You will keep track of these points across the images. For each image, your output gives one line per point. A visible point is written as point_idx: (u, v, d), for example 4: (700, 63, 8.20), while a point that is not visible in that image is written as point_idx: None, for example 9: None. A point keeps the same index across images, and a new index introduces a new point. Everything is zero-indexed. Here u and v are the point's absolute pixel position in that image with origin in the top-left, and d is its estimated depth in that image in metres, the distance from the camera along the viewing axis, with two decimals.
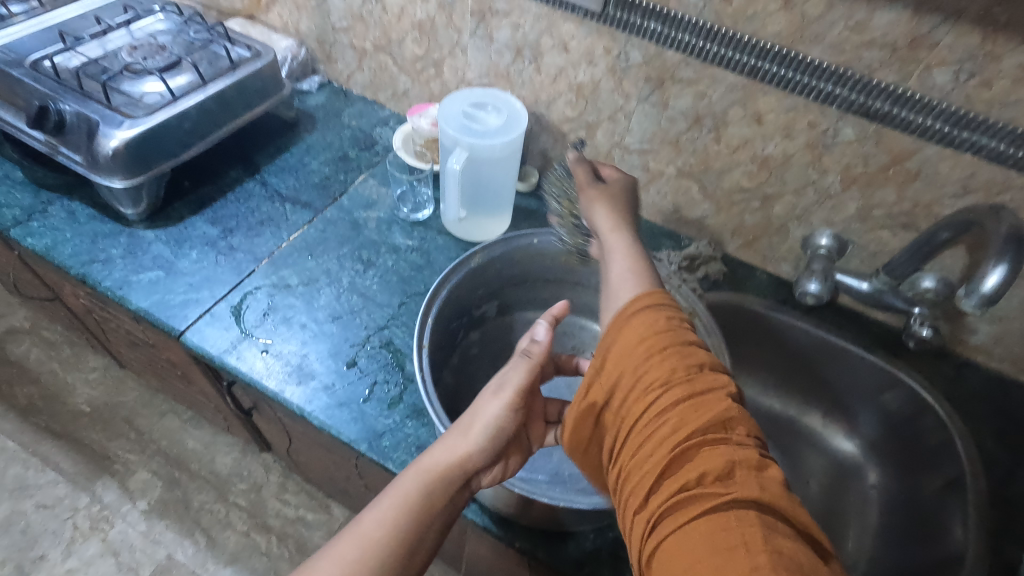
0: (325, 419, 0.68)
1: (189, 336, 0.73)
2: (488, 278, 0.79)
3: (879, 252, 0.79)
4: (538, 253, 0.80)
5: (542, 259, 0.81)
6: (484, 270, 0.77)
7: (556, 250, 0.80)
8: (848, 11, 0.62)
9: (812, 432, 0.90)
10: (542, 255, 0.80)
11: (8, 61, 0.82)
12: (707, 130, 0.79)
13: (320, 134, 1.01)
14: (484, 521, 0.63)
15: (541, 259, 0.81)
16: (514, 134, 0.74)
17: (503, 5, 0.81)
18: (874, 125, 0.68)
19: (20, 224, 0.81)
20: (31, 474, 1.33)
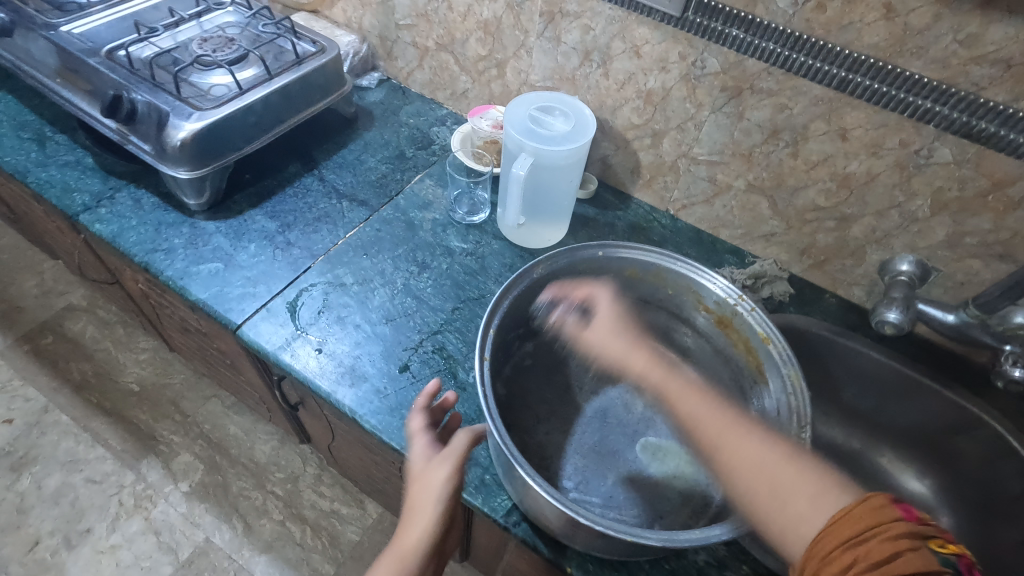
0: (376, 423, 0.67)
1: (245, 329, 0.73)
2: (548, 290, 0.75)
3: (966, 282, 0.73)
4: (601, 264, 0.76)
5: (605, 272, 0.77)
6: (545, 282, 0.73)
7: (619, 262, 0.76)
8: (958, 24, 0.57)
9: (877, 468, 0.84)
10: (604, 268, 0.76)
11: (85, 50, 0.84)
12: (784, 144, 0.75)
13: (378, 132, 1.01)
14: (536, 543, 0.61)
15: (603, 272, 0.77)
16: (581, 141, 0.72)
17: (575, 7, 0.79)
18: (975, 147, 0.63)
19: (89, 209, 0.83)
20: (81, 449, 1.37)
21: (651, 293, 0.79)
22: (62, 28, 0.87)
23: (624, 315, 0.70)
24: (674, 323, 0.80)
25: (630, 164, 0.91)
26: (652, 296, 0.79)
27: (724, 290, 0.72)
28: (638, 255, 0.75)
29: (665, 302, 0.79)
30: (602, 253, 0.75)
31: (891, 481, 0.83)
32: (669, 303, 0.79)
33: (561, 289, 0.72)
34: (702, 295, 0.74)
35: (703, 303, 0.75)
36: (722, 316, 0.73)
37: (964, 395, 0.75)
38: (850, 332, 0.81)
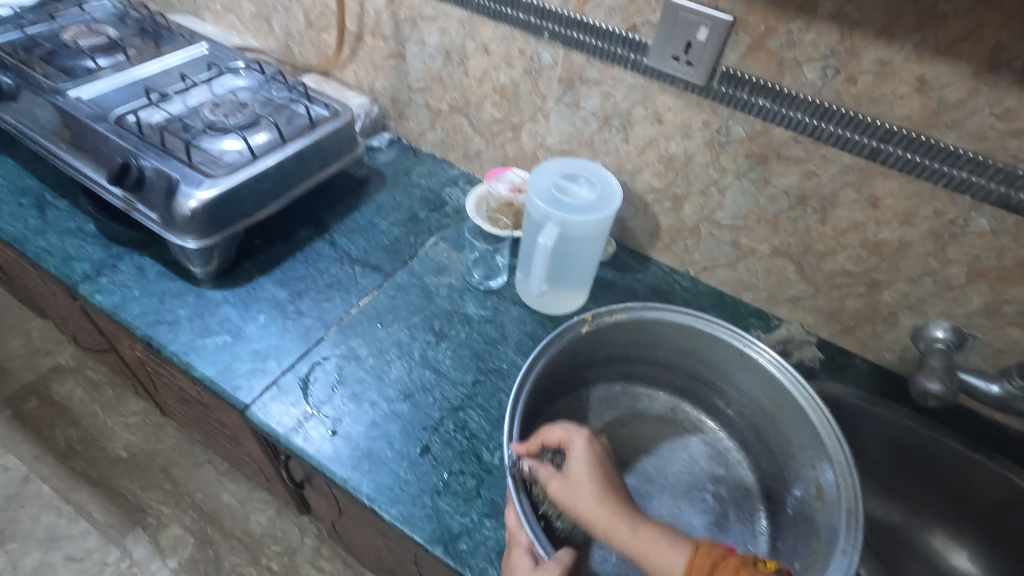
0: (398, 516, 0.62)
1: (254, 410, 0.68)
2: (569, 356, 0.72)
3: (1006, 350, 0.71)
4: (632, 326, 0.73)
5: (634, 335, 0.75)
6: (577, 343, 0.71)
7: (653, 325, 0.73)
8: (994, 98, 0.57)
9: (921, 543, 0.80)
10: (639, 331, 0.74)
11: (93, 116, 0.82)
12: (812, 211, 0.73)
13: (390, 193, 0.99)
14: None
15: (632, 334, 0.75)
16: (608, 211, 0.70)
17: (595, 74, 0.79)
18: (1014, 218, 0.62)
19: (89, 279, 0.79)
20: (63, 523, 1.29)
21: (670, 355, 0.77)
22: (69, 92, 0.85)
23: (603, 463, 0.58)
24: (704, 385, 0.77)
25: (650, 227, 0.89)
26: (680, 358, 0.76)
27: (763, 358, 0.68)
28: (664, 314, 0.72)
29: (697, 365, 0.76)
30: (631, 315, 0.73)
31: (937, 559, 0.79)
32: (700, 365, 0.75)
33: (529, 441, 0.58)
34: (742, 363, 0.71)
35: (735, 362, 0.72)
36: (762, 383, 0.70)
37: (1010, 468, 0.72)
38: (884, 400, 0.79)
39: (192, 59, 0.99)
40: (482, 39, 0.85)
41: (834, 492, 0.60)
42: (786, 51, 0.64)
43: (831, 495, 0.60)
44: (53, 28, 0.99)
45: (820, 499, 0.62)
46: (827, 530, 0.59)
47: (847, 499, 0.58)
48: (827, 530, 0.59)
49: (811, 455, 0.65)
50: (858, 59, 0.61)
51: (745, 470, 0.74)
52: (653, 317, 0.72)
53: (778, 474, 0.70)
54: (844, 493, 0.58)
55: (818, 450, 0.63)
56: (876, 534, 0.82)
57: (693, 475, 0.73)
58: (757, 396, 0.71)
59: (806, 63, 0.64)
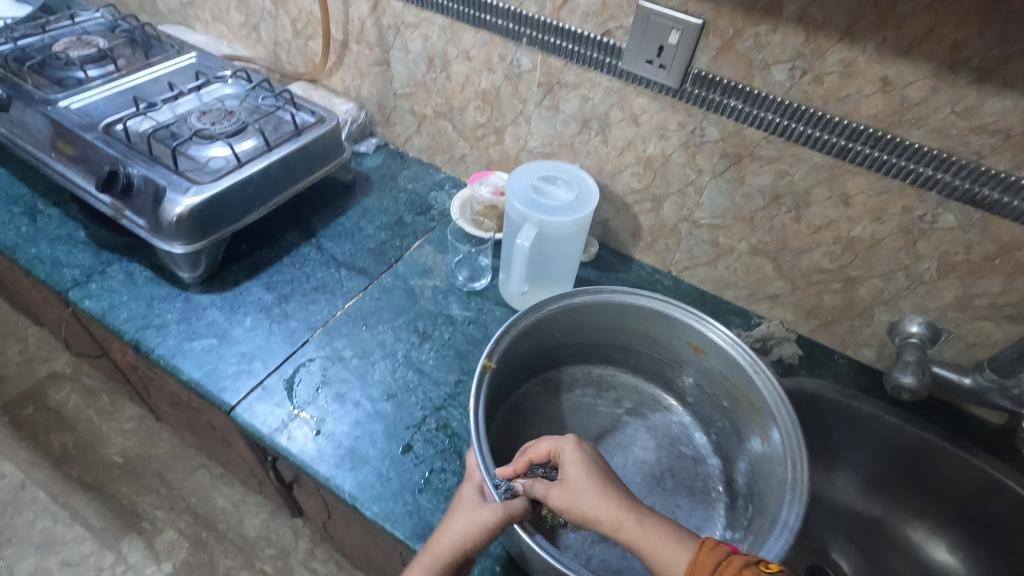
0: (380, 513, 0.63)
1: (240, 411, 0.69)
2: (534, 341, 0.74)
3: (979, 343, 0.72)
4: (596, 309, 0.74)
5: (598, 318, 0.76)
6: (543, 326, 0.72)
7: (617, 306, 0.74)
8: (955, 97, 0.58)
9: (901, 536, 0.81)
10: (603, 315, 0.75)
11: (82, 125, 0.83)
12: (786, 209, 0.75)
13: (377, 197, 1.00)
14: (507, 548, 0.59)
15: (597, 318, 0.76)
16: (585, 211, 0.71)
17: (573, 78, 0.80)
18: (979, 213, 0.63)
19: (79, 285, 0.80)
20: (59, 528, 1.30)
21: (633, 338, 0.78)
22: (59, 102, 0.87)
23: (596, 465, 0.55)
24: (670, 368, 0.78)
25: (631, 227, 0.91)
26: (645, 342, 0.78)
27: (719, 337, 0.69)
28: (621, 295, 0.73)
29: (661, 349, 0.77)
30: (597, 299, 0.73)
31: (917, 551, 0.79)
32: (664, 348, 0.76)
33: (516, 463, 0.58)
34: (699, 343, 0.72)
35: (692, 343, 0.73)
36: (718, 363, 0.71)
37: (988, 461, 0.73)
38: (861, 394, 0.80)
39: (181, 68, 1.01)
40: (464, 45, 0.87)
41: (780, 460, 0.61)
42: (755, 52, 0.66)
43: (778, 465, 0.61)
44: (45, 40, 1.01)
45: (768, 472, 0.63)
46: (772, 497, 0.60)
47: (791, 467, 0.58)
48: (773, 499, 0.59)
49: (763, 426, 0.66)
50: (823, 60, 0.62)
51: (710, 452, 0.75)
52: (613, 298, 0.73)
53: (738, 454, 0.71)
54: (788, 464, 0.59)
55: (770, 423, 0.64)
56: (858, 528, 0.83)
57: (655, 457, 0.74)
58: (716, 377, 0.72)
59: (774, 64, 0.65)
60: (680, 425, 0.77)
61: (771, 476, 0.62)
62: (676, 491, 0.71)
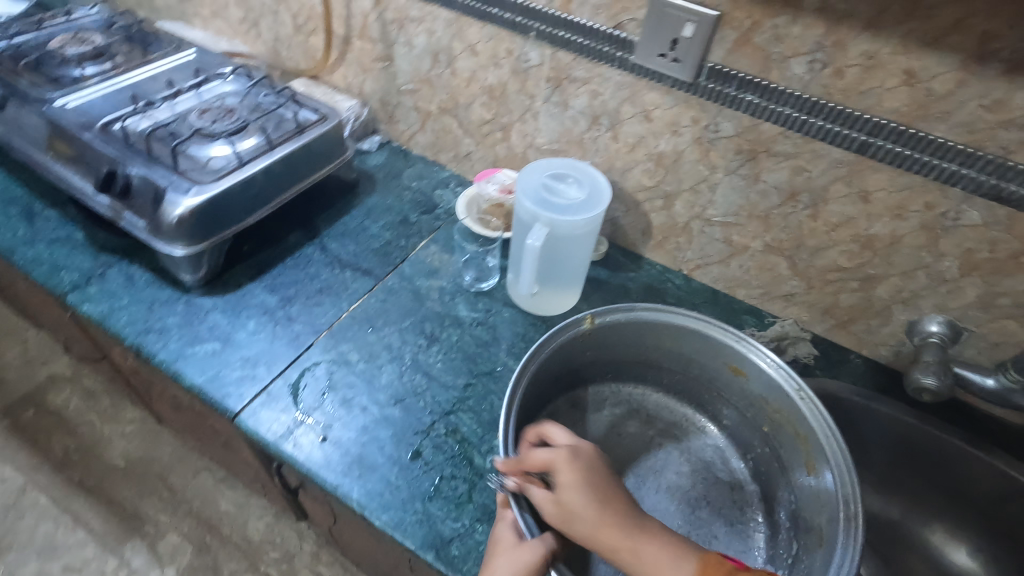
0: (390, 522, 0.61)
1: (244, 417, 0.68)
2: (567, 357, 0.72)
3: (1001, 343, 0.70)
4: (629, 326, 0.72)
5: (628, 337, 0.73)
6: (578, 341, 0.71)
7: (648, 323, 0.72)
8: (983, 90, 0.56)
9: (919, 539, 0.79)
10: (636, 333, 0.74)
11: (79, 124, 0.81)
12: (803, 206, 0.73)
13: (381, 196, 0.99)
14: None
15: (628, 335, 0.74)
16: (598, 210, 0.69)
17: (582, 73, 0.78)
18: (1005, 210, 0.61)
19: (78, 288, 0.79)
20: (61, 533, 1.28)
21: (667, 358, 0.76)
22: (56, 101, 0.85)
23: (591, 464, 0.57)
24: (702, 386, 0.76)
25: (642, 226, 0.89)
26: (679, 360, 0.75)
27: (763, 360, 0.68)
28: (655, 312, 0.72)
29: (696, 368, 0.75)
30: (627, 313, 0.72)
31: (936, 554, 0.78)
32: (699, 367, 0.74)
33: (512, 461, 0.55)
34: (741, 366, 0.70)
35: (732, 364, 0.71)
36: (757, 382, 0.69)
37: (1009, 463, 0.72)
38: (879, 395, 0.78)
39: (180, 65, 0.99)
40: (469, 39, 0.85)
41: (831, 493, 0.59)
42: (772, 45, 0.64)
43: (828, 499, 0.59)
44: (40, 37, 0.99)
45: (816, 503, 0.61)
46: (825, 533, 0.58)
47: (843, 505, 0.57)
48: (824, 537, 0.58)
49: (809, 455, 0.64)
50: (844, 52, 0.60)
51: (742, 473, 0.73)
52: (648, 315, 0.72)
53: (777, 478, 0.69)
54: (841, 497, 0.57)
55: (817, 456, 0.62)
56: (876, 532, 0.81)
57: (687, 477, 0.72)
58: (755, 398, 0.70)
59: (793, 57, 0.63)
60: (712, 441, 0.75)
61: (821, 510, 0.60)
62: (711, 518, 0.68)
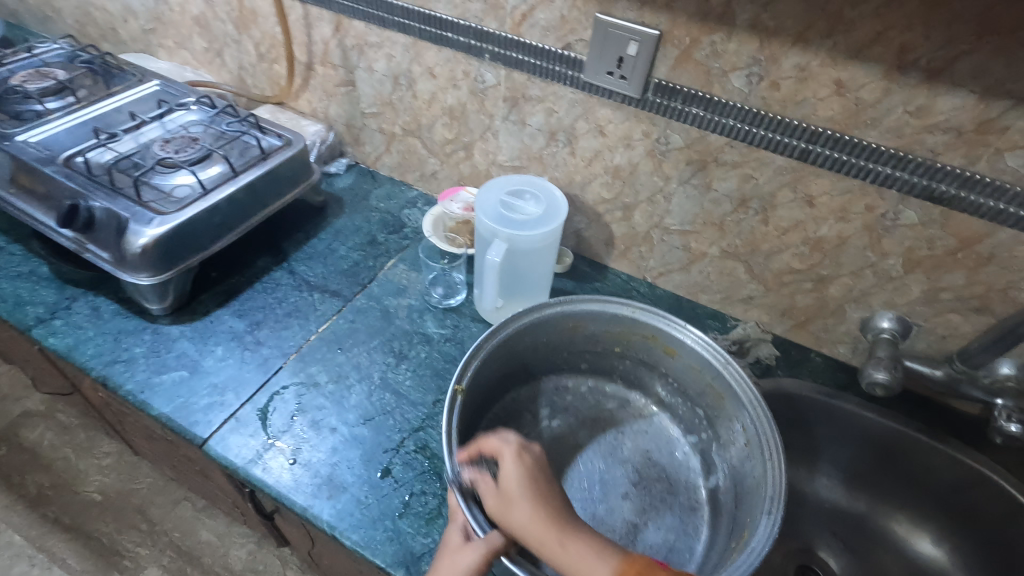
0: (360, 541, 0.62)
1: (212, 444, 0.68)
2: (509, 351, 0.73)
3: (948, 336, 0.73)
4: (565, 319, 0.74)
5: (563, 329, 0.75)
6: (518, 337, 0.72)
7: (585, 314, 0.74)
8: (908, 97, 0.59)
9: (886, 532, 0.81)
10: (573, 325, 0.75)
11: (41, 159, 0.82)
12: (754, 212, 0.76)
13: (348, 218, 1.00)
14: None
15: (568, 328, 0.75)
16: (554, 225, 0.71)
17: (537, 91, 0.80)
18: (939, 209, 0.64)
19: (43, 322, 0.78)
20: (36, 572, 1.26)
21: (601, 343, 0.77)
22: (17, 137, 0.85)
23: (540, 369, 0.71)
24: (646, 373, 0.77)
25: (604, 236, 0.91)
26: (619, 348, 0.77)
27: (685, 335, 0.70)
28: (579, 305, 0.73)
29: (637, 354, 0.76)
30: (558, 305, 0.73)
31: (903, 545, 0.80)
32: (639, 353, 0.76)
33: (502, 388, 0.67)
34: (668, 343, 0.72)
35: (660, 343, 0.73)
36: (692, 364, 0.71)
37: (963, 450, 0.74)
38: (839, 392, 0.80)
39: (144, 96, 1.00)
40: (427, 62, 0.87)
41: (759, 448, 0.61)
42: (712, 60, 0.66)
43: (761, 473, 0.60)
44: (1, 73, 0.99)
45: (753, 477, 0.62)
46: (757, 486, 0.60)
47: (771, 474, 0.58)
48: (755, 507, 0.59)
49: (733, 416, 0.66)
50: (779, 65, 0.63)
51: (688, 455, 0.74)
52: (575, 303, 0.73)
53: (715, 448, 0.71)
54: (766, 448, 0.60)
55: (740, 414, 0.65)
56: (845, 525, 0.83)
57: (636, 462, 0.73)
58: (693, 379, 0.72)
59: (732, 71, 0.66)
60: (661, 430, 0.76)
61: (752, 470, 0.62)
62: (656, 500, 0.69)
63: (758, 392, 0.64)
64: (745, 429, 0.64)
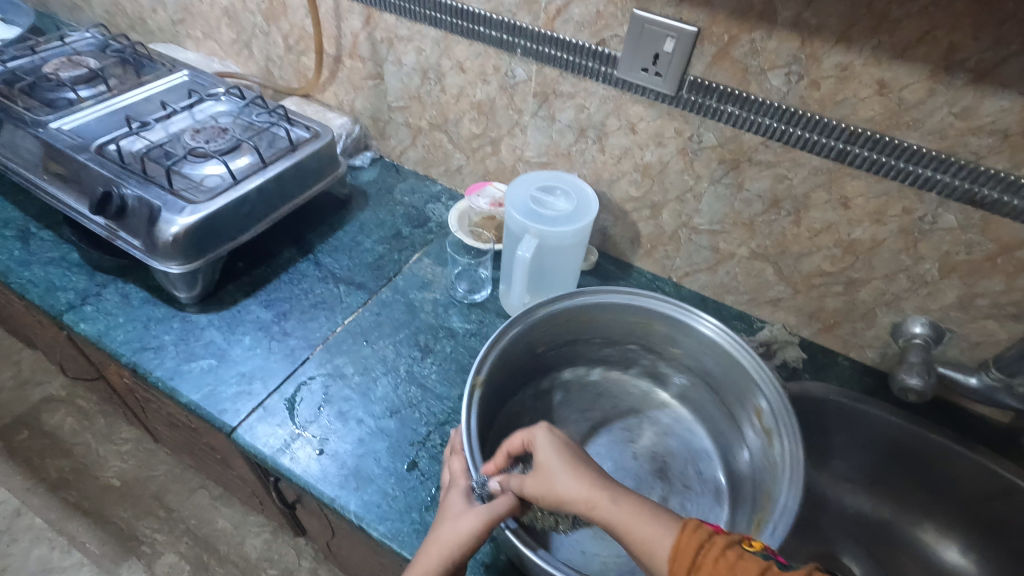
0: (387, 532, 0.62)
1: (241, 432, 0.68)
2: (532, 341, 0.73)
3: (982, 343, 0.72)
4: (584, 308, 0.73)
5: (585, 319, 0.74)
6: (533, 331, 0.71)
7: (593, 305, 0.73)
8: (952, 98, 0.58)
9: (911, 539, 0.80)
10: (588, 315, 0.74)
11: (74, 146, 0.82)
12: (785, 213, 0.75)
13: (373, 211, 1.00)
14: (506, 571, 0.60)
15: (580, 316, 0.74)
16: (585, 221, 0.71)
17: (568, 87, 0.80)
18: (979, 213, 0.63)
19: (74, 308, 0.79)
20: (56, 555, 1.28)
21: (619, 336, 0.77)
22: (51, 124, 0.86)
23: (568, 448, 0.55)
24: (666, 365, 0.77)
25: (630, 235, 0.91)
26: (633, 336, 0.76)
27: (704, 324, 0.69)
28: (603, 295, 0.72)
29: (649, 340, 0.75)
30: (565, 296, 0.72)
31: (928, 553, 0.79)
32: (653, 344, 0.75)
33: (497, 460, 0.57)
34: (683, 334, 0.71)
35: (676, 336, 0.72)
36: (705, 351, 0.70)
37: (992, 459, 0.73)
38: (867, 397, 0.80)
39: (173, 86, 1.00)
40: (457, 57, 0.87)
41: (775, 434, 0.61)
42: (750, 58, 0.66)
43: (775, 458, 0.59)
44: (35, 61, 1.00)
45: (765, 460, 0.61)
46: (772, 476, 0.60)
47: (783, 461, 0.58)
48: (770, 496, 0.59)
49: (749, 405, 0.67)
50: (819, 64, 0.62)
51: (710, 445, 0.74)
52: (599, 292, 0.72)
53: (733, 440, 0.71)
54: (782, 436, 0.60)
55: (756, 401, 0.65)
56: (866, 530, 0.82)
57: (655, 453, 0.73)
58: (709, 368, 0.72)
59: (770, 69, 0.65)
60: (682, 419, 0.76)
61: (767, 459, 0.62)
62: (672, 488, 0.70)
63: (774, 377, 0.63)
64: (760, 419, 0.65)
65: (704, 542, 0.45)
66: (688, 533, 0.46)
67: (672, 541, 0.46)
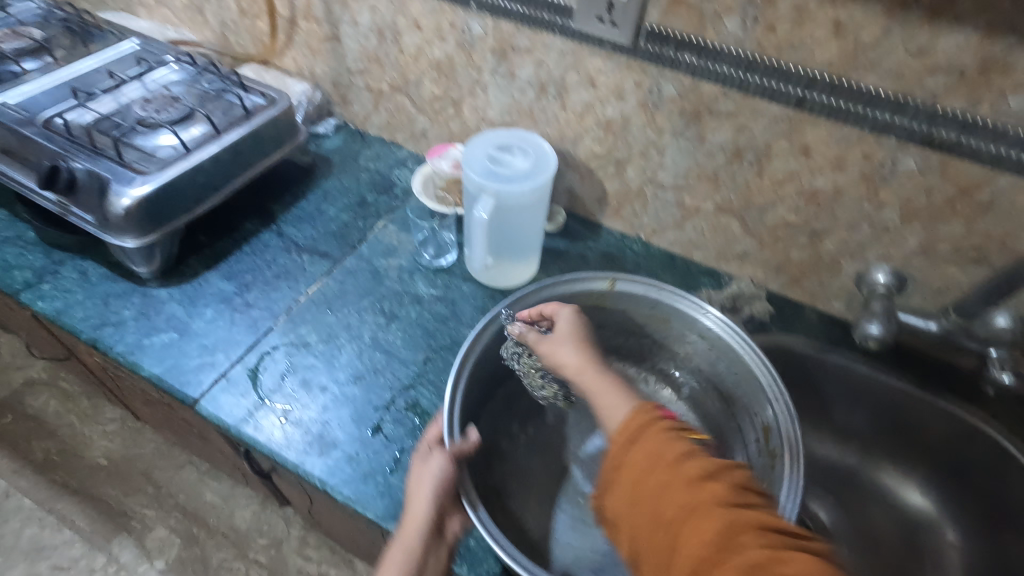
0: (351, 495, 0.63)
1: (203, 403, 0.68)
2: None
3: (945, 289, 0.72)
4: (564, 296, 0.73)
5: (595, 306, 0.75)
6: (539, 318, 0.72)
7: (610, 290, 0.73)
8: (907, 37, 0.57)
9: (877, 485, 0.82)
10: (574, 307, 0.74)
11: (19, 120, 0.80)
12: (748, 164, 0.74)
13: (337, 179, 0.98)
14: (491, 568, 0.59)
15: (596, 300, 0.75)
16: (543, 179, 0.69)
17: (524, 42, 0.78)
18: (938, 156, 0.62)
19: (31, 286, 0.78)
20: (47, 534, 1.30)
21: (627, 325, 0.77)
22: None
23: (586, 329, 0.65)
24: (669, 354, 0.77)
25: (597, 193, 0.89)
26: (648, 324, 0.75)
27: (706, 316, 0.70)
28: (636, 287, 0.72)
29: (664, 334, 0.76)
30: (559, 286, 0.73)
31: (894, 497, 0.80)
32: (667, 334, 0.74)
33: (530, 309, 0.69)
34: (692, 329, 0.72)
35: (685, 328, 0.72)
36: (714, 348, 0.71)
37: (961, 405, 0.75)
38: (835, 348, 0.80)
39: (123, 55, 0.97)
40: (412, 14, 0.84)
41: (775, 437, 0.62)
42: (705, 3, 0.64)
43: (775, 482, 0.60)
44: None
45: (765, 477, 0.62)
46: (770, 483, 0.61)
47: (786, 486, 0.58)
48: None
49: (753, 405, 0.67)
50: (774, 6, 0.61)
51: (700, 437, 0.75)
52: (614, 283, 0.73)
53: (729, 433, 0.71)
54: (785, 441, 0.61)
55: (758, 397, 0.66)
56: (836, 478, 0.83)
57: None
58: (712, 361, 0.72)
59: (725, 14, 0.63)
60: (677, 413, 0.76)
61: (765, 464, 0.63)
62: None
63: (782, 383, 0.64)
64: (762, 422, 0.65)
65: (651, 425, 0.50)
66: (638, 416, 0.51)
67: (630, 416, 0.52)
